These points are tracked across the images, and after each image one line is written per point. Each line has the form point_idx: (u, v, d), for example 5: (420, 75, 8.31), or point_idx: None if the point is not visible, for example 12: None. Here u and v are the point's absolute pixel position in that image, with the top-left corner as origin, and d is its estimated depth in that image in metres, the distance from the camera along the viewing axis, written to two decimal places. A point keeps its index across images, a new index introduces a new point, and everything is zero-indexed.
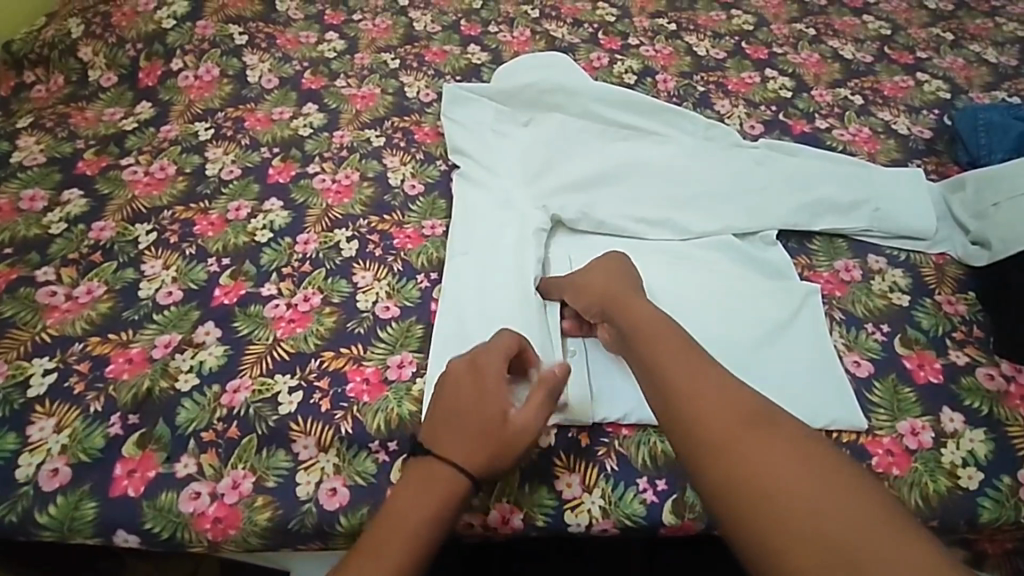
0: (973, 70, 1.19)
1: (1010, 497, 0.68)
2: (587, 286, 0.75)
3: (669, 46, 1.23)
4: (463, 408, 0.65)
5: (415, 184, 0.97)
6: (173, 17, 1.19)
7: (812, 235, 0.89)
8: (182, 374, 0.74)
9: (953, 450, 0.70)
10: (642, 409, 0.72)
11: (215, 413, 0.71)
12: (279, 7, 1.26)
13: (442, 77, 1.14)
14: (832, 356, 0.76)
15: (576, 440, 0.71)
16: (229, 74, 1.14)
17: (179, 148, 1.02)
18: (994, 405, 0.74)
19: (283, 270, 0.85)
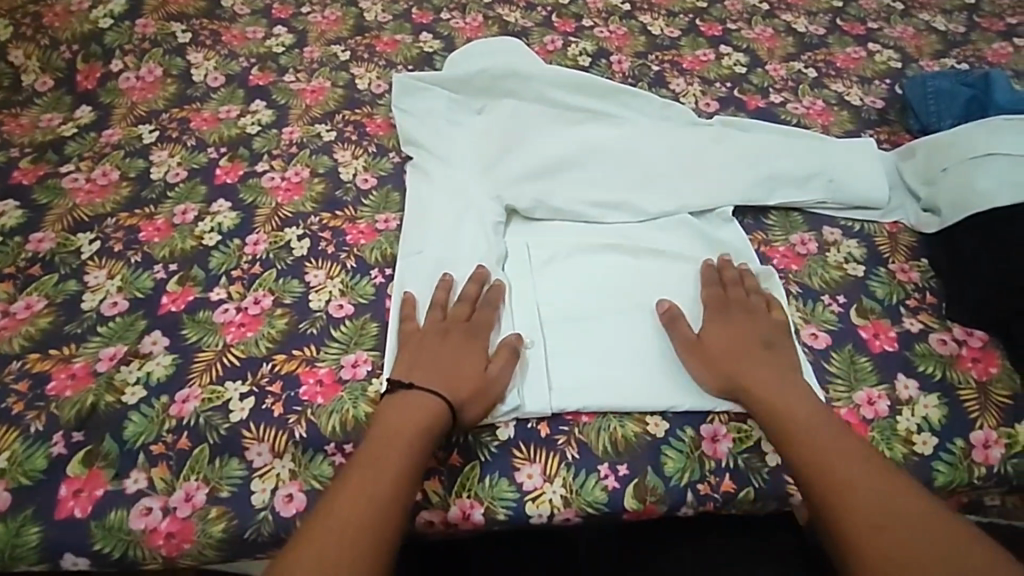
0: (923, 38, 1.20)
1: (963, 459, 0.70)
2: (719, 349, 0.72)
3: (623, 27, 1.21)
4: (443, 359, 0.71)
5: (368, 178, 0.94)
6: (110, 17, 1.15)
7: (768, 211, 0.89)
8: (129, 387, 0.72)
9: (907, 417, 0.71)
10: (600, 396, 0.72)
11: (164, 426, 0.69)
12: (223, 2, 1.22)
13: (393, 68, 1.12)
14: (790, 331, 0.76)
15: (535, 430, 0.71)
16: (172, 74, 1.10)
17: (121, 152, 0.98)
18: (946, 369, 0.75)
19: (232, 273, 0.83)
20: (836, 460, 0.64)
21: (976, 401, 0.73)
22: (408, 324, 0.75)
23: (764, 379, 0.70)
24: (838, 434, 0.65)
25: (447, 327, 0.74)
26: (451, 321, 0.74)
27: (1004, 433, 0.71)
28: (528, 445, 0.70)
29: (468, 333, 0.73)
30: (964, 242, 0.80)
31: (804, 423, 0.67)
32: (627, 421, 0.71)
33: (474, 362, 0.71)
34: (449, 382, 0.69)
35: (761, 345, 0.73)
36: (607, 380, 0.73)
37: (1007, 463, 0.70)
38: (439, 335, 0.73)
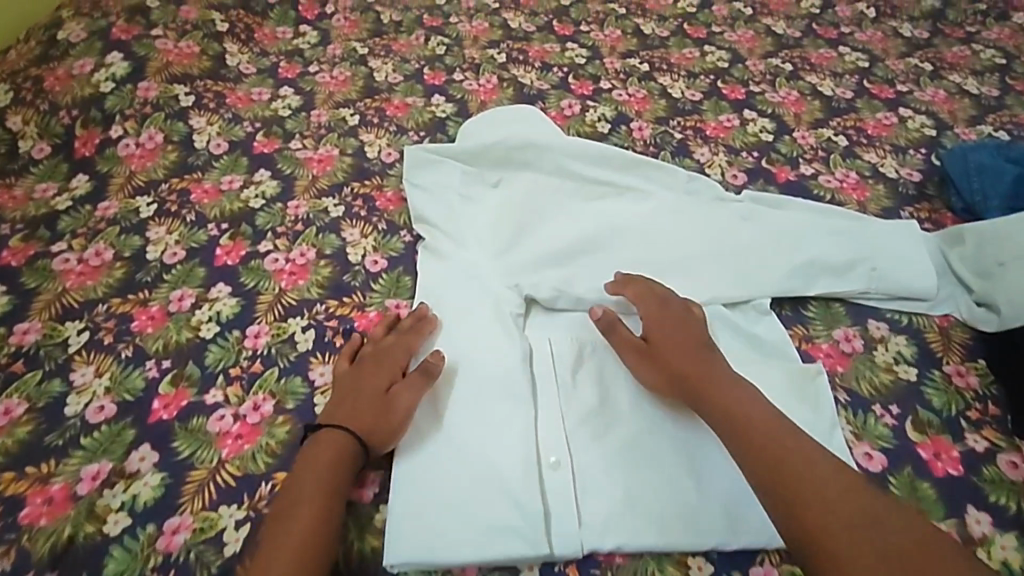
0: (955, 102, 1.15)
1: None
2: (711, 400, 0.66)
3: (643, 89, 1.17)
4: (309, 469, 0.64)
5: (377, 260, 0.88)
6: (111, 79, 1.09)
7: (806, 304, 0.83)
8: (112, 515, 0.65)
9: (985, 560, 0.63)
10: (636, 535, 0.65)
11: (149, 562, 0.62)
12: (229, 62, 1.18)
13: (404, 133, 1.07)
14: (842, 452, 0.69)
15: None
16: (173, 140, 1.05)
17: (118, 228, 0.93)
18: (1021, 500, 0.67)
19: (230, 370, 0.76)
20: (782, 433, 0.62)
21: None
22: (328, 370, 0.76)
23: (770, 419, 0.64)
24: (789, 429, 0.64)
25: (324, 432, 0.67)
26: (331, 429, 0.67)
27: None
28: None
29: (378, 361, 0.74)
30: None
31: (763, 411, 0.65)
32: (665, 564, 0.64)
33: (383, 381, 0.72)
34: (357, 410, 0.69)
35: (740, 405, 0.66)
36: (639, 515, 0.66)
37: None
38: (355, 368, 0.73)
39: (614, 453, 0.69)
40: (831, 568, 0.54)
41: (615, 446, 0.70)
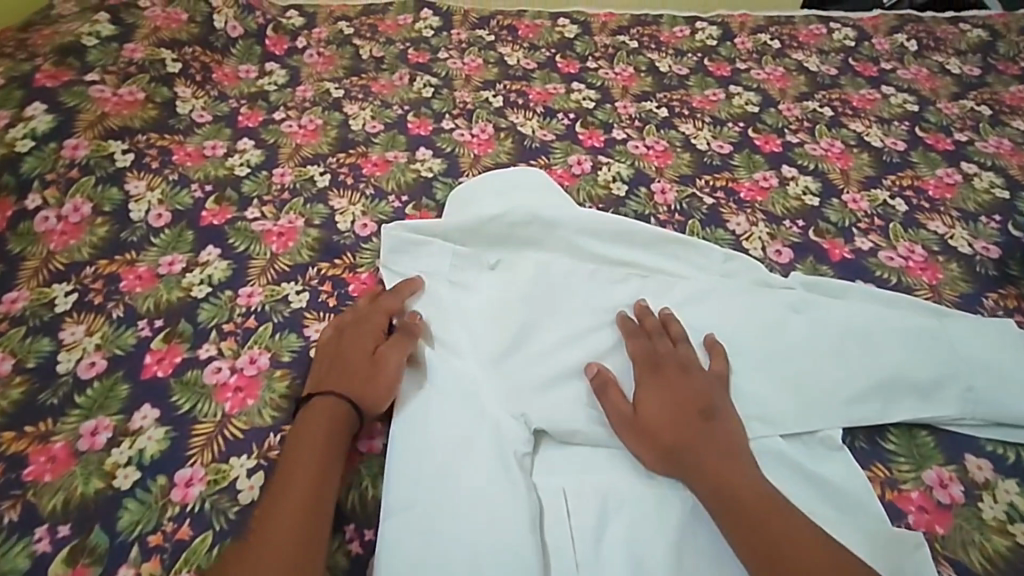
0: (937, 80, 1.18)
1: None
2: (654, 415, 0.64)
3: (629, 66, 1.20)
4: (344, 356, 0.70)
5: (367, 223, 0.91)
6: (96, 35, 1.01)
7: (795, 262, 0.85)
8: (120, 470, 0.64)
9: (991, 504, 0.64)
10: (643, 491, 0.63)
11: (165, 512, 0.62)
12: (216, 23, 1.18)
13: (389, 107, 1.11)
14: (844, 407, 0.70)
15: (570, 550, 0.60)
16: (156, 101, 1.04)
17: (91, 178, 0.90)
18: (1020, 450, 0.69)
19: (223, 327, 0.77)
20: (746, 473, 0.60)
21: None
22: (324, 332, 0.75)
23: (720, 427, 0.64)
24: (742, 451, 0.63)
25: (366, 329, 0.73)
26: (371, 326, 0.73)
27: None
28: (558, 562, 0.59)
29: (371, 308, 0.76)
30: None
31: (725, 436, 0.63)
32: None
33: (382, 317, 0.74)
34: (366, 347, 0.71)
35: (700, 414, 0.64)
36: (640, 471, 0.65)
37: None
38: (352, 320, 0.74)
39: None
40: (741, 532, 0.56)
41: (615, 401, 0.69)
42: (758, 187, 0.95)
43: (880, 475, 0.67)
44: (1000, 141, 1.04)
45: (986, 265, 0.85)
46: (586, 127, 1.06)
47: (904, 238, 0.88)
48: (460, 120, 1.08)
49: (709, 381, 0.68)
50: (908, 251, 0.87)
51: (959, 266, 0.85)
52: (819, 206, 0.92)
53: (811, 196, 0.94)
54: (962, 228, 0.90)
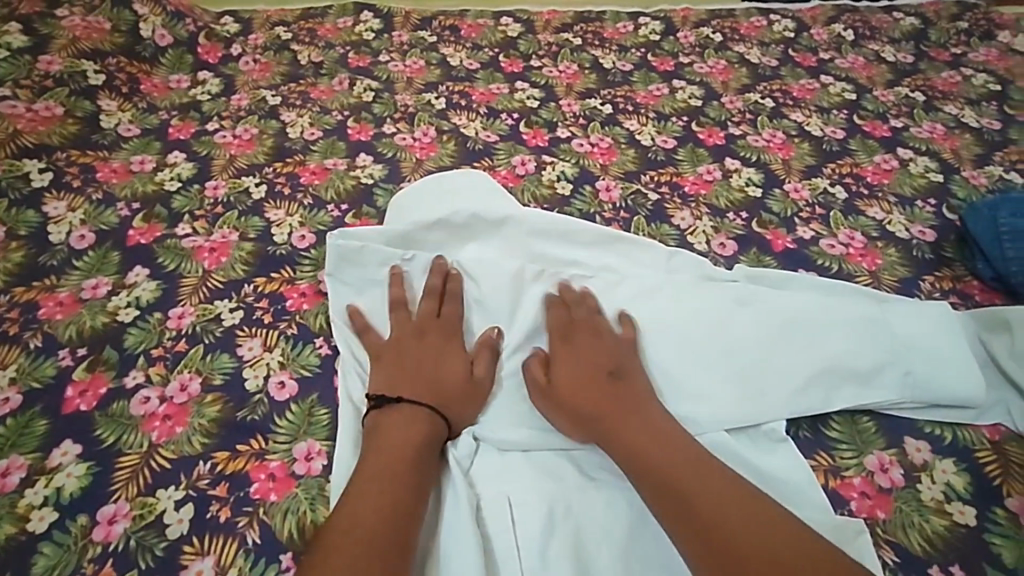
0: (874, 68, 1.20)
1: (1014, 531, 0.63)
2: (570, 385, 0.65)
3: (574, 63, 1.19)
4: (421, 362, 0.67)
5: (304, 235, 0.87)
6: (6, 48, 1.00)
7: (739, 254, 0.85)
8: (36, 512, 0.61)
9: (930, 486, 0.66)
10: (588, 493, 0.62)
11: (85, 553, 0.58)
12: (142, 33, 1.13)
13: (328, 113, 1.07)
14: (791, 398, 0.70)
15: (517, 559, 0.57)
16: (77, 115, 1.01)
17: (7, 202, 0.88)
18: (956, 430, 0.70)
19: (152, 352, 0.74)
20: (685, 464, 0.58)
21: (996, 463, 0.68)
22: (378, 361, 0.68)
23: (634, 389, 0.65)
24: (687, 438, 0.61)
25: (422, 326, 0.70)
26: (422, 319, 0.71)
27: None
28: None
29: (442, 332, 0.70)
30: None
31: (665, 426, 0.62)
32: None
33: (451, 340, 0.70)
34: (442, 379, 0.66)
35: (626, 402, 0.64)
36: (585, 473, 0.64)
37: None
38: (418, 346, 0.68)
39: None
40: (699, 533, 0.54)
41: None
42: (702, 181, 0.95)
43: (824, 463, 0.67)
44: (933, 126, 1.07)
45: (923, 248, 0.87)
46: (530, 126, 1.05)
47: (844, 225, 0.89)
48: (402, 124, 1.06)
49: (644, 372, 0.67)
50: (848, 238, 0.88)
51: (897, 251, 0.86)
52: (761, 197, 0.93)
53: (754, 188, 0.94)
54: (899, 213, 0.91)
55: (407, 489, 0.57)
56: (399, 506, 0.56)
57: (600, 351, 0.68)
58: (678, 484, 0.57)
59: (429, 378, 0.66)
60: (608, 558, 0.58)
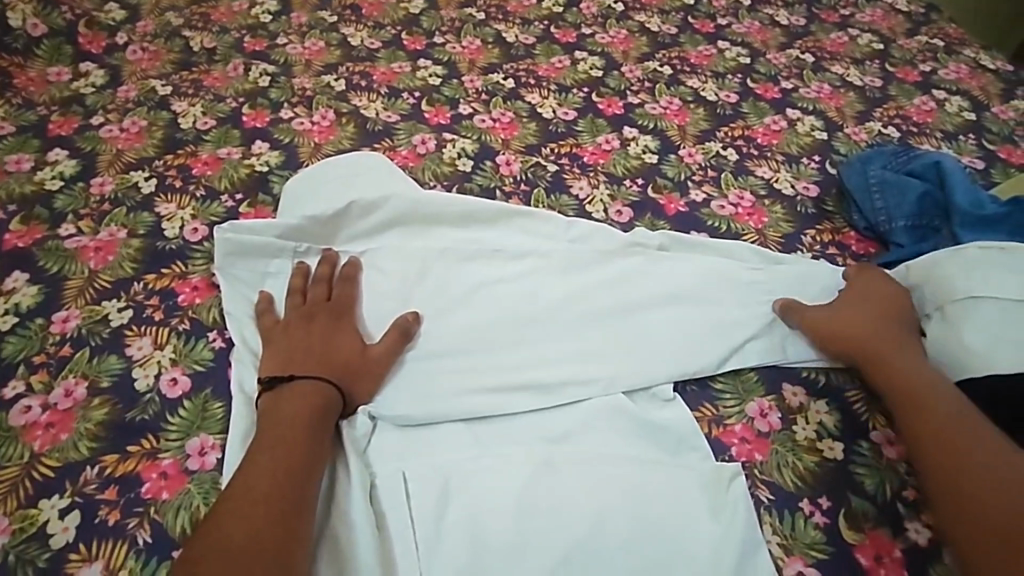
0: (767, 32, 1.24)
1: (876, 462, 0.68)
2: (853, 325, 0.73)
3: (477, 39, 1.18)
4: (307, 341, 0.68)
5: (197, 228, 0.85)
6: None
7: (635, 219, 0.88)
8: None
9: (803, 426, 0.70)
10: (481, 463, 0.63)
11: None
12: (12, 24, 1.07)
13: (222, 101, 1.03)
14: (679, 356, 0.73)
15: (410, 530, 0.59)
16: None
17: None
18: (831, 371, 0.75)
19: (33, 359, 0.70)
20: (938, 401, 0.65)
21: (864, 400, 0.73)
22: (266, 350, 0.68)
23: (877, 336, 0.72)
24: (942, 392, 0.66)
25: (310, 310, 0.71)
26: (313, 304, 0.72)
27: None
28: (401, 551, 0.57)
29: (330, 313, 0.71)
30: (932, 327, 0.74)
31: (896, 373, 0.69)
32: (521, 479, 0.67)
33: (340, 320, 0.71)
34: (333, 358, 0.67)
35: (894, 335, 0.72)
36: (480, 441, 0.66)
37: None
38: (305, 330, 0.69)
39: (460, 387, 0.69)
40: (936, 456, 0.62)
41: (453, 382, 0.69)
42: (600, 150, 0.97)
43: (708, 414, 0.71)
44: (820, 86, 1.11)
45: (806, 204, 0.91)
46: (432, 104, 1.04)
47: (735, 186, 0.93)
48: (300, 108, 1.03)
49: (879, 329, 0.72)
50: (738, 198, 0.91)
51: (783, 208, 0.91)
52: (657, 163, 0.95)
53: (650, 154, 0.97)
54: (785, 170, 0.95)
55: (269, 463, 0.57)
56: (261, 481, 0.55)
57: (870, 291, 0.76)
58: (949, 445, 0.62)
59: (317, 356, 0.66)
60: (500, 520, 0.60)
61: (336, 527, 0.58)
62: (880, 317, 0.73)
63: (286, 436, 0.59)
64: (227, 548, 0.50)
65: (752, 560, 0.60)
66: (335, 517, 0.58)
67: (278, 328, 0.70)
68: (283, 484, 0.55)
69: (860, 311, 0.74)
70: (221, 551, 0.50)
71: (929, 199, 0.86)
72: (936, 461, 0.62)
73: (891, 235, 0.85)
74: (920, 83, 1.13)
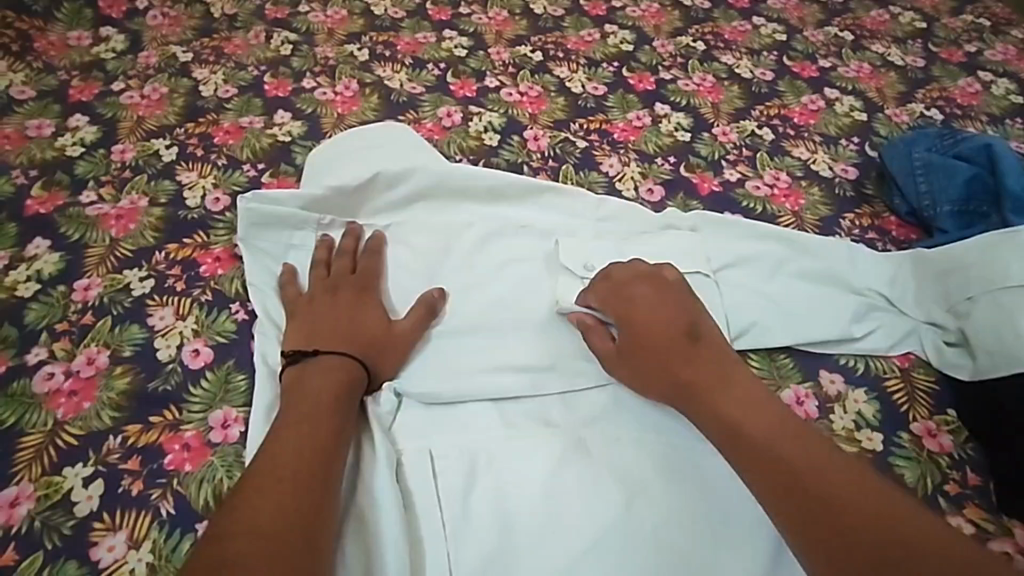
0: (805, 8, 1.18)
1: (916, 453, 0.68)
2: (646, 350, 0.62)
3: (504, 9, 1.13)
4: (331, 315, 0.66)
5: (219, 197, 0.83)
6: None
7: (667, 199, 0.86)
8: None
9: (841, 415, 0.70)
10: (509, 446, 0.62)
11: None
12: None
13: (243, 69, 1.01)
14: None
15: (438, 510, 0.58)
16: None
17: None
18: (869, 359, 0.74)
19: (56, 327, 0.70)
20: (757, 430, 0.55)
21: (903, 390, 0.72)
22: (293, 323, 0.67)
23: (671, 353, 0.61)
24: (769, 416, 0.56)
25: (335, 284, 0.70)
26: (337, 277, 0.70)
27: (941, 420, 0.70)
28: (429, 532, 0.57)
29: (355, 286, 0.69)
30: (980, 314, 0.71)
31: (705, 404, 0.58)
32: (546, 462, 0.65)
33: (366, 293, 0.69)
34: (358, 333, 0.65)
35: (691, 333, 0.62)
36: (508, 422, 0.64)
37: (965, 447, 0.68)
38: (330, 303, 0.68)
39: (487, 365, 0.67)
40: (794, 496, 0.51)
41: (479, 360, 0.68)
42: (631, 127, 0.94)
43: None
44: (860, 65, 1.07)
45: (844, 186, 0.88)
46: (457, 76, 1.01)
47: (771, 166, 0.90)
48: (322, 78, 1.00)
49: (693, 330, 0.63)
50: (773, 179, 0.88)
51: (820, 190, 0.88)
52: (690, 141, 0.92)
53: (683, 132, 0.93)
54: (823, 152, 0.92)
55: (294, 443, 0.55)
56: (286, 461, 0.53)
57: (658, 301, 0.65)
58: (798, 486, 0.51)
59: (342, 331, 0.65)
60: (529, 502, 0.59)
61: (361, 503, 0.57)
62: (674, 332, 0.62)
63: (307, 416, 0.57)
64: (252, 533, 0.48)
65: (791, 551, 0.58)
66: (362, 494, 0.57)
67: (304, 300, 0.69)
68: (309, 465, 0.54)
69: (663, 327, 0.63)
70: (246, 536, 0.48)
71: (978, 182, 0.82)
72: (791, 515, 0.51)
73: (935, 221, 0.82)
74: (966, 65, 1.09)
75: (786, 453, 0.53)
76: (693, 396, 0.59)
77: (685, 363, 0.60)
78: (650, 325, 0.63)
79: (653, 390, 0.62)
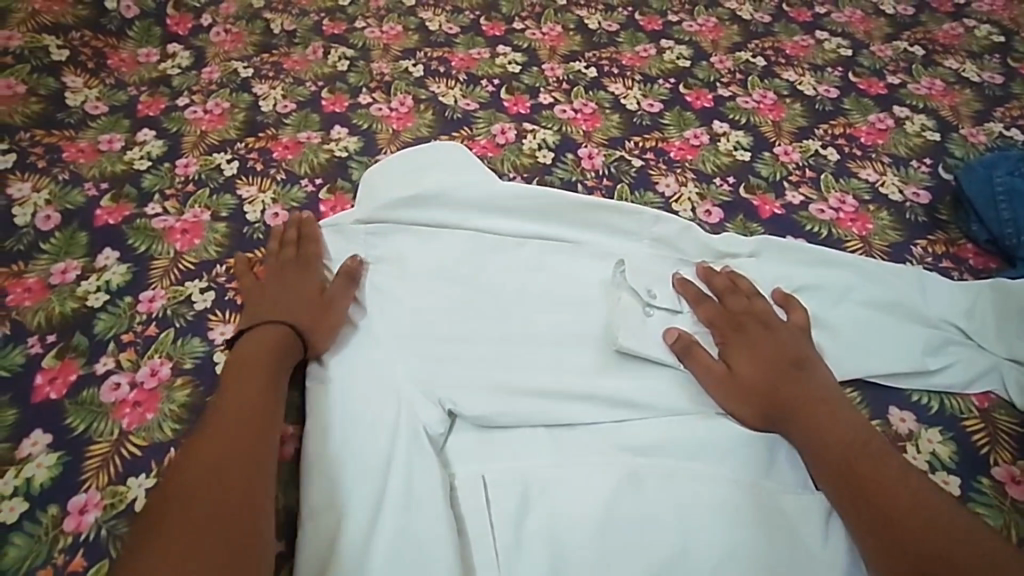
0: (872, 22, 1.13)
1: (998, 501, 0.63)
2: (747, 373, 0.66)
3: (558, 24, 1.13)
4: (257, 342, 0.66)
5: (278, 213, 0.85)
6: None
7: (725, 221, 0.83)
8: (8, 501, 0.60)
9: (915, 455, 0.66)
10: (563, 474, 0.61)
11: (57, 543, 0.59)
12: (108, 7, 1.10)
13: (301, 84, 1.03)
14: None
15: (491, 537, 0.57)
16: (40, 93, 0.98)
17: None
18: (944, 397, 0.69)
19: (122, 337, 0.72)
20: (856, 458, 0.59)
21: (983, 432, 0.67)
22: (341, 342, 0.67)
23: (772, 374, 0.65)
24: (869, 448, 0.59)
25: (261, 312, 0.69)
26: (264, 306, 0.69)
27: None
28: (481, 561, 0.56)
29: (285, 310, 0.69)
30: None
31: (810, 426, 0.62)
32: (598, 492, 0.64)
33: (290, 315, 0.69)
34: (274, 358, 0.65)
35: (794, 361, 0.66)
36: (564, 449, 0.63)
37: None
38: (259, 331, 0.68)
39: (540, 389, 0.66)
40: (880, 522, 0.55)
41: (530, 383, 0.66)
42: (688, 146, 0.92)
43: None
44: (932, 82, 1.02)
45: (916, 211, 0.84)
46: (511, 92, 1.01)
47: (836, 188, 0.86)
48: (378, 93, 1.01)
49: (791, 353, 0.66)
50: (838, 202, 0.85)
51: (890, 215, 0.84)
52: (750, 161, 0.89)
53: (743, 152, 0.91)
54: (892, 174, 0.88)
55: (222, 457, 0.55)
56: (191, 512, 0.51)
57: (759, 327, 0.69)
58: (890, 513, 0.55)
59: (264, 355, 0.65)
60: (584, 530, 0.57)
61: (416, 524, 0.57)
62: (777, 355, 0.66)
63: (218, 463, 0.54)
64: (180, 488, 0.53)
65: None
66: (417, 516, 0.57)
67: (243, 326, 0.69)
68: (226, 506, 0.52)
69: (767, 348, 0.67)
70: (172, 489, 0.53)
71: None
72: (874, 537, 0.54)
73: (1017, 250, 0.78)
74: None
75: (879, 482, 0.57)
76: (798, 421, 0.62)
77: (789, 386, 0.64)
78: (748, 351, 0.67)
79: (751, 406, 0.64)
